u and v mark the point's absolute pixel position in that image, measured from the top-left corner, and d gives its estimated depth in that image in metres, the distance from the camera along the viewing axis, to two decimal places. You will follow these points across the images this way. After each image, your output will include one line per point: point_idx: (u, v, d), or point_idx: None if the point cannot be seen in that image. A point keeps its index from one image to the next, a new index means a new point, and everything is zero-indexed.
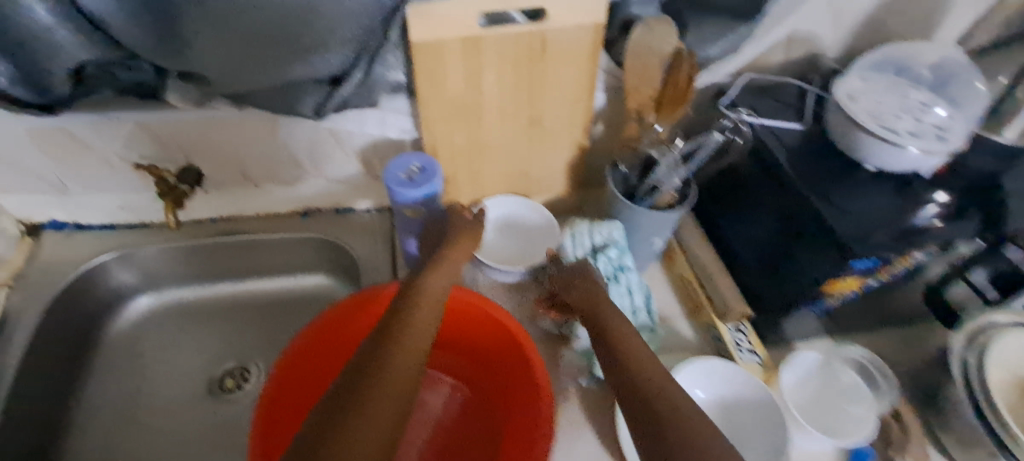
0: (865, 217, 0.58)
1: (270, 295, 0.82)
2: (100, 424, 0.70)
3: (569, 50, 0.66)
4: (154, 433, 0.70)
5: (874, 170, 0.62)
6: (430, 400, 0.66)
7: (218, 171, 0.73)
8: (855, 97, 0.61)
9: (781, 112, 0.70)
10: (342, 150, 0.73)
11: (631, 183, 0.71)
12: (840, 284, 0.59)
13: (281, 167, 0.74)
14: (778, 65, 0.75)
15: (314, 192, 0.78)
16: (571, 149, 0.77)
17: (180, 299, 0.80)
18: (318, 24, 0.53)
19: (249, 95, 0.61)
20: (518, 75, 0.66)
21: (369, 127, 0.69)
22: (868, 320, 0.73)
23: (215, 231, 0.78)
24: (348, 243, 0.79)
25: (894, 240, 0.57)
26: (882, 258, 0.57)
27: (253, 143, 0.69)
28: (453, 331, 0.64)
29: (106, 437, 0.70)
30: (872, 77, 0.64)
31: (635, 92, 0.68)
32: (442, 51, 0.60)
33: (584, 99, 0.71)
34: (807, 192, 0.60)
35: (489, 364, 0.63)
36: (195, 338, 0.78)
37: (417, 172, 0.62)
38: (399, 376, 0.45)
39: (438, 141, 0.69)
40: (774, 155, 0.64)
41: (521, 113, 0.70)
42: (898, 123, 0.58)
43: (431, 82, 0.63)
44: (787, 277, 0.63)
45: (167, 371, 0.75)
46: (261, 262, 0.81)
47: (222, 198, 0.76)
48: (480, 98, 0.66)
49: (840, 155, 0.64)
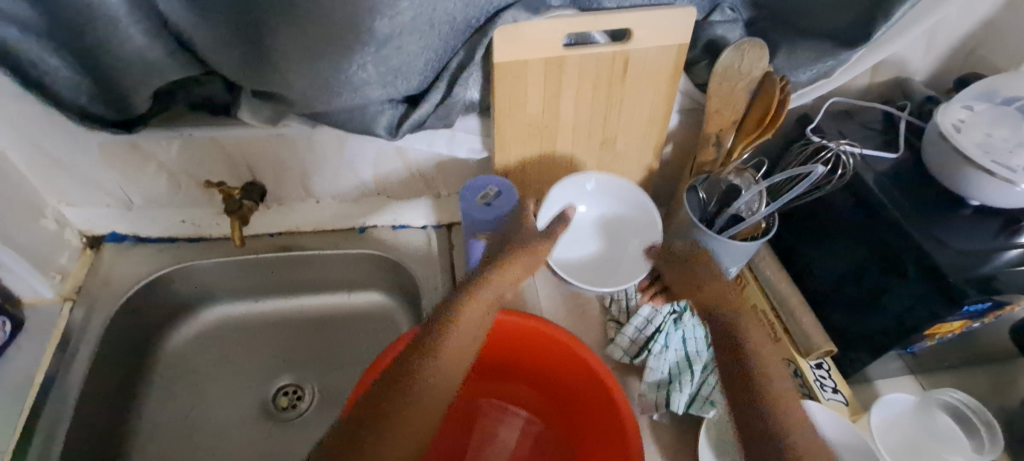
0: (973, 255, 0.54)
1: (325, 312, 0.80)
2: (156, 444, 0.69)
3: (651, 72, 0.63)
4: (211, 454, 0.69)
5: (977, 206, 0.58)
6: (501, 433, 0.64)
7: (281, 187, 0.71)
8: (962, 128, 0.58)
9: (868, 141, 0.66)
10: (408, 168, 0.71)
11: (708, 209, 0.68)
12: (946, 328, 0.57)
13: (345, 184, 0.72)
14: (862, 89, 0.72)
15: (375, 209, 0.77)
16: (640, 171, 0.75)
17: (233, 314, 0.79)
18: (407, 46, 0.51)
19: (324, 115, 0.59)
20: (597, 96, 0.64)
21: (439, 146, 0.67)
22: (953, 359, 0.70)
23: (272, 245, 0.76)
24: (405, 262, 0.76)
25: (1006, 281, 0.53)
26: (991, 302, 0.54)
27: (320, 161, 0.68)
28: (525, 360, 0.63)
29: (163, 458, 0.68)
30: (976, 108, 0.60)
31: (717, 115, 0.66)
32: (524, 73, 0.58)
33: (660, 121, 0.69)
34: (905, 225, 0.57)
35: (564, 393, 0.61)
36: (250, 353, 0.77)
37: (494, 195, 0.61)
38: (421, 412, 0.48)
39: (510, 162, 0.67)
40: (870, 187, 0.61)
41: (594, 135, 0.68)
42: (1010, 158, 0.55)
43: (509, 105, 0.61)
44: (878, 314, 0.60)
45: (222, 390, 0.74)
46: (317, 278, 0.79)
47: (282, 213, 0.75)
48: (556, 119, 0.64)
49: (938, 188, 0.60)
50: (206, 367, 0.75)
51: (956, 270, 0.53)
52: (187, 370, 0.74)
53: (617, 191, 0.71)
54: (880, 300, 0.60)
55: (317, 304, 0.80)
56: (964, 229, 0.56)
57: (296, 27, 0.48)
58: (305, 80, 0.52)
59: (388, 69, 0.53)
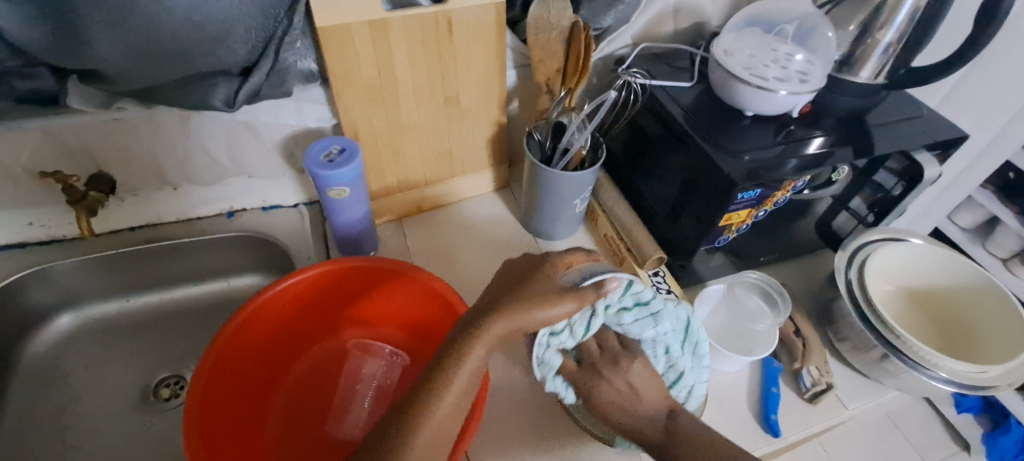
0: (755, 159, 0.64)
1: (202, 300, 0.81)
2: (22, 445, 0.68)
3: (474, 30, 0.69)
4: (77, 451, 0.68)
5: (752, 115, 0.69)
6: (366, 369, 0.64)
7: (130, 174, 0.71)
8: (730, 52, 0.69)
9: (674, 75, 0.76)
10: (262, 145, 0.73)
11: (546, 148, 0.76)
12: (733, 216, 0.66)
13: (198, 167, 0.73)
14: (670, 34, 0.82)
15: (237, 191, 0.78)
16: (490, 126, 0.80)
17: (107, 315, 0.78)
18: (218, 13, 0.54)
19: (155, 93, 0.61)
20: (428, 56, 0.68)
21: (286, 118, 0.70)
22: (774, 254, 0.81)
23: (136, 240, 0.76)
24: (280, 239, 0.78)
25: (773, 171, 0.63)
26: (761, 189, 0.63)
27: (166, 144, 0.69)
28: (385, 299, 0.64)
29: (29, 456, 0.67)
30: (745, 35, 0.72)
31: (542, 65, 0.73)
32: (350, 34, 0.62)
33: (496, 76, 0.75)
34: (695, 137, 0.66)
35: (434, 330, 0.63)
36: (126, 349, 0.77)
37: (337, 154, 0.64)
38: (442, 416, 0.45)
39: (358, 125, 0.71)
40: (673, 115, 0.70)
41: (435, 94, 0.73)
42: (767, 71, 0.66)
43: (342, 65, 0.64)
44: (683, 220, 0.71)
45: (94, 389, 0.73)
46: (187, 268, 0.80)
47: (138, 205, 0.75)
48: (393, 79, 0.69)
49: (728, 106, 0.71)
50: (78, 371, 0.74)
51: (737, 171, 0.62)
52: (61, 372, 0.74)
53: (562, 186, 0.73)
54: (682, 217, 0.71)
55: (199, 293, 0.81)
56: (746, 134, 0.68)
57: (107, 12, 0.50)
58: (120, 53, 0.54)
59: (207, 37, 0.55)
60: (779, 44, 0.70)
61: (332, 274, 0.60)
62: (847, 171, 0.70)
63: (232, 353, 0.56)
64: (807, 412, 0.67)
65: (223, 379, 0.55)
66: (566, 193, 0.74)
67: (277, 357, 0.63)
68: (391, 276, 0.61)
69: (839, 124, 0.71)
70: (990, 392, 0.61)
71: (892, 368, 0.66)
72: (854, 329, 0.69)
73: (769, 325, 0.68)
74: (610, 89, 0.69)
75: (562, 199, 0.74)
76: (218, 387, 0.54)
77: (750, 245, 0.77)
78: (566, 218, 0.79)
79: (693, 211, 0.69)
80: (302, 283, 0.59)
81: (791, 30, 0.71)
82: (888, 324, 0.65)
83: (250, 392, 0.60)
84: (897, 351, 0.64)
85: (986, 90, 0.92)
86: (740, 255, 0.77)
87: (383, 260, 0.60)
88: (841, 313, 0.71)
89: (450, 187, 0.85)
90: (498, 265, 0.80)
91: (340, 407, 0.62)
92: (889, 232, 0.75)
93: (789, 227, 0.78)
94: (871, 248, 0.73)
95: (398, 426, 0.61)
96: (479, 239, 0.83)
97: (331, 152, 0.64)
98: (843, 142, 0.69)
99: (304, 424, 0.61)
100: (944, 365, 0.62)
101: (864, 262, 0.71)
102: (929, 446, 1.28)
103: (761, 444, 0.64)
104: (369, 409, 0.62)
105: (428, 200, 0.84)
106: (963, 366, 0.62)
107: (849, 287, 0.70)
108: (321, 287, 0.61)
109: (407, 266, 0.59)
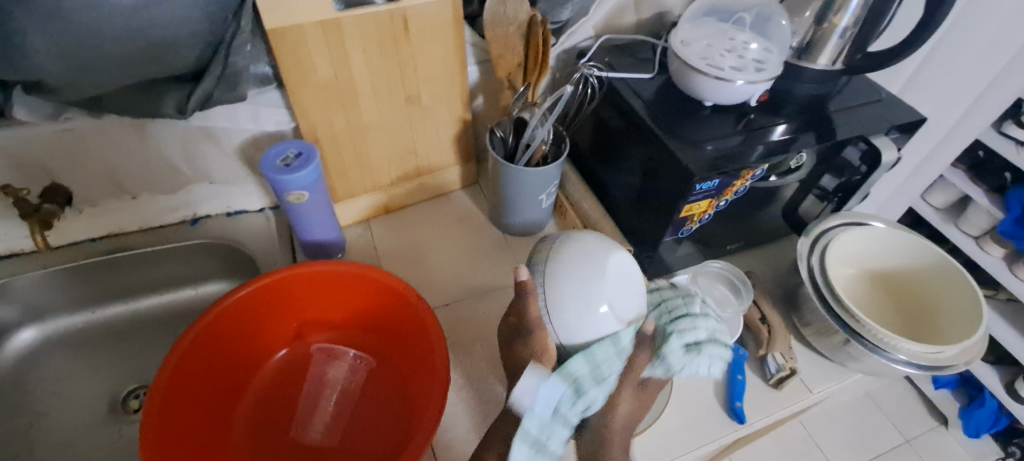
0: (716, 149, 0.65)
1: (171, 309, 0.80)
2: None
3: (432, 27, 0.68)
4: None
5: (712, 105, 0.69)
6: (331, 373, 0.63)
7: (86, 185, 0.70)
8: (688, 43, 0.69)
9: (637, 67, 0.76)
10: (221, 151, 0.72)
11: (510, 144, 0.75)
12: (693, 207, 0.66)
13: (157, 175, 0.72)
14: (632, 25, 0.82)
15: (200, 197, 0.77)
16: (455, 123, 0.80)
17: (71, 328, 0.77)
18: (160, 18, 0.53)
19: (105, 102, 0.60)
20: (384, 56, 0.68)
21: (242, 122, 0.69)
22: (741, 242, 0.82)
23: (98, 251, 0.75)
24: (245, 245, 0.77)
25: (730, 161, 0.63)
26: (720, 179, 0.63)
27: (121, 153, 0.68)
28: (348, 301, 0.64)
29: None
30: (703, 24, 0.72)
31: (502, 60, 0.73)
32: (301, 35, 0.61)
33: (457, 73, 0.74)
34: (655, 129, 0.67)
35: (398, 330, 0.62)
36: (96, 360, 0.76)
37: (294, 157, 0.63)
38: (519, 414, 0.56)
39: (317, 127, 0.70)
40: (634, 108, 0.70)
41: (395, 93, 0.72)
42: (724, 60, 0.66)
43: (296, 67, 0.64)
44: (646, 211, 0.71)
45: (62, 401, 0.73)
46: (155, 276, 0.79)
47: (96, 215, 0.74)
48: (351, 80, 0.68)
49: (689, 96, 0.71)
50: (45, 384, 0.74)
51: (697, 163, 0.62)
52: (28, 386, 0.73)
53: (528, 183, 0.72)
54: (644, 210, 0.72)
55: (168, 301, 0.80)
56: (707, 124, 0.68)
57: (42, 19, 0.49)
58: (60, 63, 0.53)
59: (150, 43, 0.54)
60: (736, 33, 0.69)
61: (294, 280, 0.60)
62: (808, 157, 0.70)
63: (193, 362, 0.55)
64: (772, 398, 0.68)
65: (184, 389, 0.54)
66: (532, 189, 0.74)
67: (239, 368, 0.62)
68: (354, 279, 0.61)
69: (799, 111, 0.71)
70: (949, 371, 0.63)
71: (855, 352, 0.67)
72: (818, 315, 0.69)
73: (733, 313, 0.70)
74: (568, 84, 0.69)
75: (529, 195, 0.74)
76: (177, 399, 0.53)
77: (716, 234, 0.77)
78: (533, 214, 0.79)
79: (655, 202, 0.69)
80: (261, 291, 0.58)
81: (748, 18, 0.71)
82: (851, 310, 0.66)
83: (213, 401, 0.59)
84: (861, 337, 0.65)
85: (948, 72, 0.93)
86: (706, 244, 0.77)
87: (345, 263, 0.59)
88: (805, 299, 0.71)
89: (417, 186, 0.84)
90: (467, 262, 0.80)
91: (305, 412, 0.61)
92: (851, 216, 0.76)
93: (757, 214, 0.78)
94: (833, 233, 0.74)
95: (365, 428, 0.61)
96: (447, 237, 0.83)
97: (285, 158, 0.63)
98: (802, 129, 0.69)
99: (270, 430, 0.60)
100: (903, 348, 0.63)
101: (827, 247, 0.72)
102: (908, 424, 1.31)
103: (726, 431, 0.65)
104: (334, 412, 0.61)
105: (395, 200, 0.84)
106: (924, 348, 0.63)
107: (811, 274, 0.70)
108: (282, 292, 0.60)
109: (366, 268, 0.58)
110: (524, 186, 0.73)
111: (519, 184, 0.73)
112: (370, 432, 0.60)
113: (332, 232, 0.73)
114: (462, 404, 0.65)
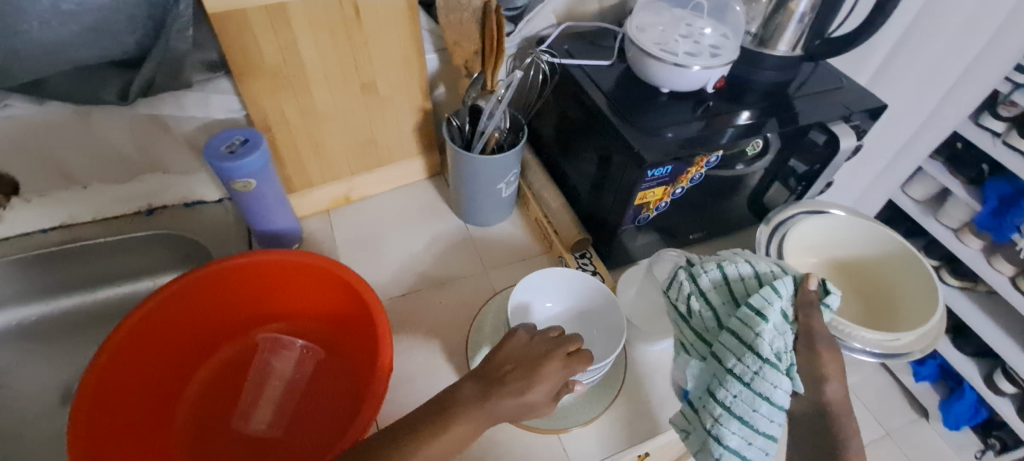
0: (679, 134, 0.64)
1: (127, 301, 0.79)
2: None
3: (384, 14, 0.67)
4: None
5: (668, 92, 0.69)
6: (278, 364, 0.63)
7: (33, 176, 0.69)
8: (643, 28, 0.68)
9: (596, 54, 0.75)
10: (174, 140, 0.71)
11: (466, 133, 0.74)
12: (649, 195, 0.65)
13: (108, 165, 0.71)
14: (595, 12, 0.81)
15: (153, 187, 0.75)
16: (415, 112, 0.79)
17: (25, 321, 0.76)
18: None
19: (44, 89, 0.59)
20: (334, 42, 0.67)
21: (191, 111, 0.68)
22: (706, 231, 0.81)
23: (47, 243, 0.73)
24: (200, 237, 0.76)
25: (683, 148, 0.63)
26: (674, 166, 0.62)
27: (68, 142, 0.67)
28: (299, 290, 0.63)
29: None
30: (661, 10, 0.71)
31: (458, 48, 0.72)
32: (245, 20, 0.60)
33: (414, 61, 0.73)
34: (612, 117, 0.66)
35: (348, 320, 0.62)
36: (51, 353, 0.75)
37: (239, 144, 0.62)
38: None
39: (270, 116, 0.69)
40: (590, 94, 0.69)
41: (350, 81, 0.71)
42: (678, 46, 0.66)
43: (241, 52, 0.62)
44: (607, 199, 0.70)
45: (15, 395, 0.72)
46: (109, 268, 0.77)
47: (46, 205, 0.72)
48: (300, 67, 0.67)
49: (646, 83, 0.70)
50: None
51: (649, 150, 0.61)
52: None
53: (482, 171, 0.72)
54: (606, 199, 0.70)
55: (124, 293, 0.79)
56: (662, 111, 0.67)
57: None
58: None
59: None
60: (694, 19, 0.69)
61: (241, 269, 0.59)
62: (764, 142, 0.69)
63: (132, 351, 0.54)
64: None
65: (121, 377, 0.53)
66: (489, 179, 0.73)
67: (185, 357, 0.61)
68: (302, 268, 0.60)
69: (757, 99, 0.71)
70: (903, 358, 0.63)
71: None
72: None
73: None
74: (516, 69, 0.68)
75: (488, 184, 0.73)
76: (114, 387, 0.52)
77: (678, 223, 0.76)
78: (494, 203, 0.78)
79: (611, 190, 0.68)
80: (203, 279, 0.57)
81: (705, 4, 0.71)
82: None
83: (155, 389, 0.58)
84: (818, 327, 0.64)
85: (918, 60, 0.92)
86: (667, 233, 0.77)
87: (293, 252, 0.58)
88: None
89: (379, 177, 0.84)
90: (429, 252, 0.79)
91: (247, 402, 0.61)
92: (812, 205, 0.76)
93: (719, 203, 0.78)
94: (794, 221, 0.74)
95: (309, 422, 0.60)
96: (410, 228, 0.82)
97: (228, 144, 0.62)
98: (761, 117, 0.68)
99: (214, 421, 0.60)
100: (858, 336, 0.63)
101: (786, 235, 0.72)
102: (888, 416, 1.30)
103: None
104: (279, 403, 0.60)
105: (357, 190, 0.83)
106: (879, 335, 0.63)
107: None
108: (227, 281, 0.59)
109: (312, 257, 0.57)
110: (482, 175, 0.72)
111: (474, 171, 0.72)
112: (314, 425, 0.59)
113: (286, 221, 0.73)
114: (415, 394, 0.64)
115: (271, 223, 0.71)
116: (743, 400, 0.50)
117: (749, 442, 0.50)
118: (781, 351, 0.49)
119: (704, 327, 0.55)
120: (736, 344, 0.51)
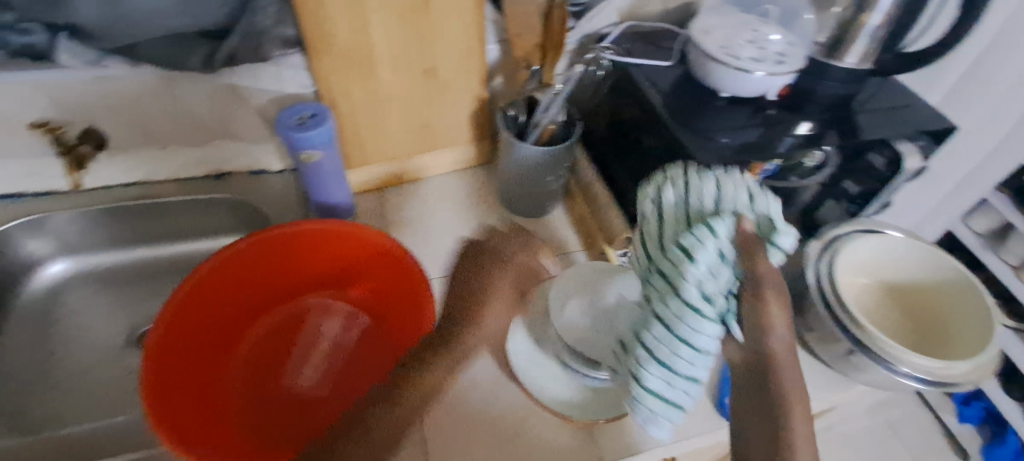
0: (732, 141, 0.64)
1: (188, 258, 0.84)
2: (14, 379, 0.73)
3: (452, 3, 0.69)
4: (59, 390, 0.72)
5: (728, 96, 0.68)
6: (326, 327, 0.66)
7: (120, 132, 0.74)
8: (708, 31, 0.68)
9: (655, 55, 0.75)
10: (246, 110, 0.75)
11: (521, 124, 0.75)
12: None
13: (186, 129, 0.76)
14: (657, 14, 0.81)
15: (222, 154, 0.80)
16: (472, 100, 0.81)
17: (100, 266, 0.82)
18: None
19: (137, 52, 0.64)
20: (403, 27, 0.69)
21: (265, 83, 0.72)
22: None
23: (126, 196, 0.79)
24: (261, 204, 0.81)
25: (738, 153, 0.63)
26: (728, 171, 0.62)
27: (152, 104, 0.72)
28: (351, 261, 0.66)
29: (18, 389, 0.72)
30: (727, 15, 0.71)
31: (520, 40, 0.73)
32: (323, 1, 0.63)
33: (477, 51, 0.75)
34: (670, 120, 0.66)
35: (394, 292, 0.64)
36: (117, 298, 0.81)
37: (308, 118, 0.66)
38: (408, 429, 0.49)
39: (337, 94, 0.73)
40: (647, 95, 0.69)
41: (414, 66, 0.74)
42: (743, 51, 0.65)
43: (317, 30, 0.66)
44: None
45: (83, 334, 0.77)
46: (176, 225, 0.83)
47: (129, 161, 0.77)
48: (370, 50, 0.70)
49: (705, 86, 0.69)
50: (71, 316, 0.79)
51: (705, 154, 0.62)
52: (54, 317, 0.78)
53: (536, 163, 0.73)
54: None
55: (187, 250, 0.84)
56: (719, 116, 0.66)
57: None
58: None
59: None
60: (760, 25, 0.69)
61: (300, 235, 0.62)
62: (822, 154, 0.69)
63: (197, 301, 0.58)
64: None
65: (187, 324, 0.57)
66: (540, 170, 0.74)
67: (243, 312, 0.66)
68: (356, 240, 0.63)
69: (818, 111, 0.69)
70: (955, 389, 0.61)
71: (859, 363, 0.65)
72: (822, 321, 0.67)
73: None
74: None
75: (539, 175, 0.75)
76: (180, 332, 0.57)
77: None
78: (540, 196, 0.79)
79: None
80: (266, 241, 0.61)
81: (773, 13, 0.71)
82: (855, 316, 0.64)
83: (215, 338, 0.63)
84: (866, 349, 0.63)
85: None
86: None
87: (350, 224, 0.61)
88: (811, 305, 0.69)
89: (431, 161, 0.86)
90: (472, 238, 0.81)
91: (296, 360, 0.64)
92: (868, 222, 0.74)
93: None
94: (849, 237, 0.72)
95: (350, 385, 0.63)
96: (455, 213, 0.84)
97: (300, 118, 0.65)
98: (823, 130, 0.67)
99: (265, 373, 0.64)
100: (908, 361, 0.61)
101: (838, 248, 0.70)
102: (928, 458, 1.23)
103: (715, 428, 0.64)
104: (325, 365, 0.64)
105: (409, 172, 0.86)
106: (931, 363, 0.61)
107: (818, 279, 0.68)
108: (287, 246, 0.63)
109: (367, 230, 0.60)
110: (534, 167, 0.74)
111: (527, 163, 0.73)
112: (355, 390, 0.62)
113: (344, 195, 0.76)
114: None
115: (331, 196, 0.75)
116: (665, 345, 0.43)
117: (670, 383, 0.44)
118: (714, 294, 0.42)
119: (654, 245, 0.47)
120: (664, 284, 0.44)
